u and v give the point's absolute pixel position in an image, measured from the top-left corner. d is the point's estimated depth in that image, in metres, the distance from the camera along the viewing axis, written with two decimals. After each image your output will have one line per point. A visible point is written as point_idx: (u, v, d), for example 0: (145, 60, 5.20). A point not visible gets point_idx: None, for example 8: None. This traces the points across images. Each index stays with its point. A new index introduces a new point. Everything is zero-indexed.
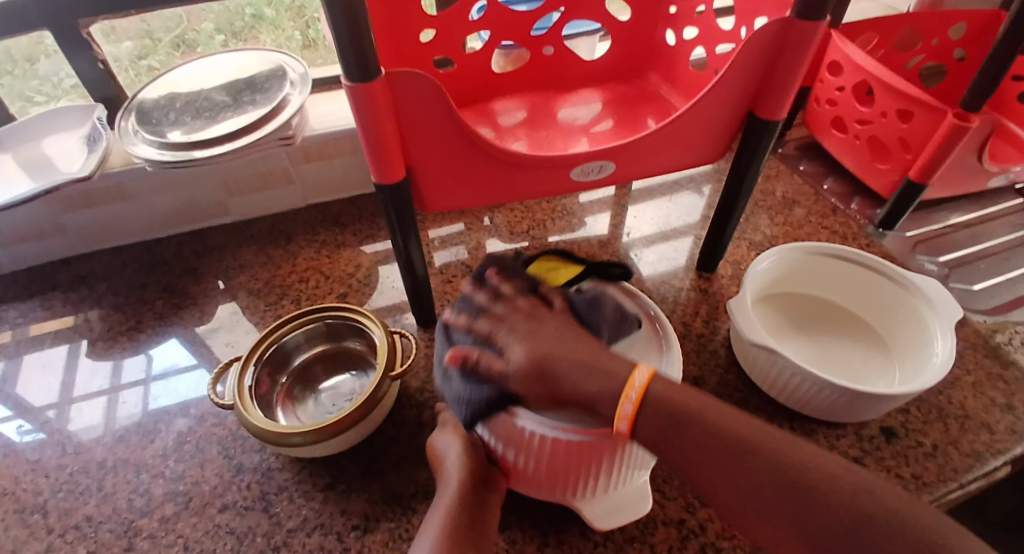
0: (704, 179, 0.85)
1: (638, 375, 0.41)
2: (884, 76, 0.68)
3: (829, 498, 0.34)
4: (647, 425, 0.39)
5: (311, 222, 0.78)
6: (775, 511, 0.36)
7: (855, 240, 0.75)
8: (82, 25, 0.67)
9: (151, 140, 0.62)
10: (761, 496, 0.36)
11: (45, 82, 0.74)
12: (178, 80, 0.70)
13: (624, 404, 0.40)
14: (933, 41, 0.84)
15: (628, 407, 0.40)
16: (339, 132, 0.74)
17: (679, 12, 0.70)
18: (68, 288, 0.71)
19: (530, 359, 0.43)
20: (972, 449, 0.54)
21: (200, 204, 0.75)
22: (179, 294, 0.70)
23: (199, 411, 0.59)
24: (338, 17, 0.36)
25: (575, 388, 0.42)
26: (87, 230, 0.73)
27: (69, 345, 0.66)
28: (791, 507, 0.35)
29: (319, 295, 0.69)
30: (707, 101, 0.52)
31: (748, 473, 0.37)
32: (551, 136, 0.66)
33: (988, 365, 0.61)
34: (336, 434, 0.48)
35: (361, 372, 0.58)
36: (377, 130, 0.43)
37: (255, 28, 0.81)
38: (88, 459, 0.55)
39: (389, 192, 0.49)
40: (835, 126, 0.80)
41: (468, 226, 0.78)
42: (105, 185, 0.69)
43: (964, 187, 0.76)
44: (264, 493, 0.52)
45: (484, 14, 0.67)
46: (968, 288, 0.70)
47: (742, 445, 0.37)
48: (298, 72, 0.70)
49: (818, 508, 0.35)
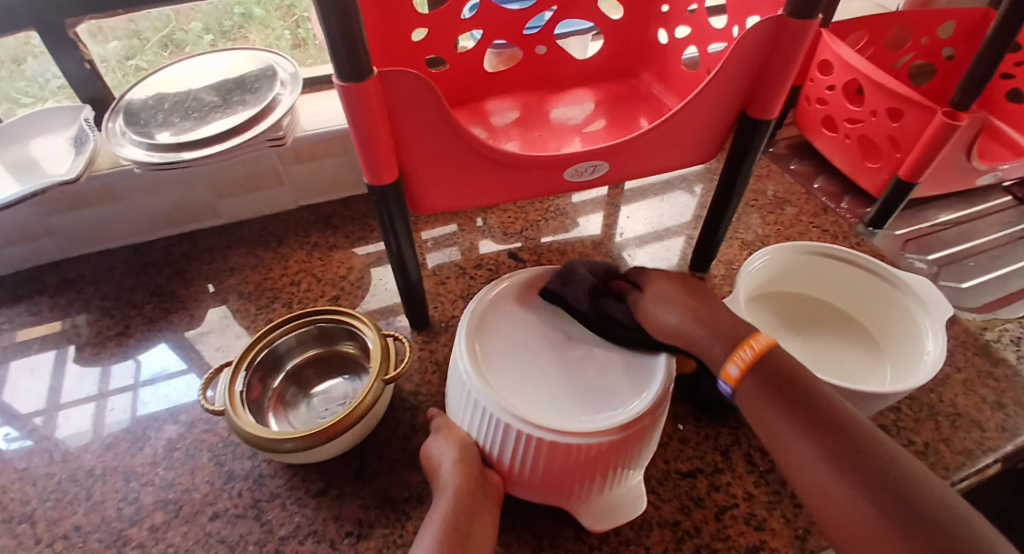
0: (696, 178, 0.85)
1: (763, 337, 0.44)
2: (875, 75, 0.68)
3: (891, 467, 0.35)
4: (752, 384, 0.43)
5: (302, 223, 0.77)
6: (829, 453, 0.37)
7: (846, 239, 0.75)
8: (69, 25, 0.65)
9: (140, 141, 0.61)
10: (821, 438, 0.38)
11: (31, 83, 0.72)
12: (166, 80, 0.69)
13: (745, 351, 0.44)
14: (923, 40, 0.84)
15: (748, 354, 0.44)
16: (330, 132, 0.73)
17: (672, 12, 0.69)
18: (55, 292, 0.70)
19: (648, 299, 0.52)
20: (964, 447, 0.55)
21: (190, 206, 0.74)
22: (168, 298, 0.69)
23: (189, 417, 0.58)
24: (330, 17, 0.36)
25: (666, 327, 0.49)
26: (75, 233, 0.72)
27: (56, 350, 0.65)
28: (846, 454, 0.37)
29: (310, 298, 0.68)
30: (700, 100, 0.52)
31: (818, 419, 0.39)
32: (544, 136, 0.66)
33: (979, 363, 0.62)
34: (329, 439, 0.47)
35: (355, 375, 0.57)
36: (370, 131, 0.43)
37: (244, 27, 0.80)
38: (77, 467, 0.54)
39: (382, 194, 0.48)
40: (826, 125, 0.80)
41: (461, 227, 0.78)
42: (93, 187, 0.68)
43: (953, 186, 0.76)
44: (255, 500, 0.51)
45: (477, 13, 0.67)
46: (958, 286, 0.70)
47: (830, 403, 0.40)
48: (288, 72, 0.69)
49: (875, 462, 0.36)
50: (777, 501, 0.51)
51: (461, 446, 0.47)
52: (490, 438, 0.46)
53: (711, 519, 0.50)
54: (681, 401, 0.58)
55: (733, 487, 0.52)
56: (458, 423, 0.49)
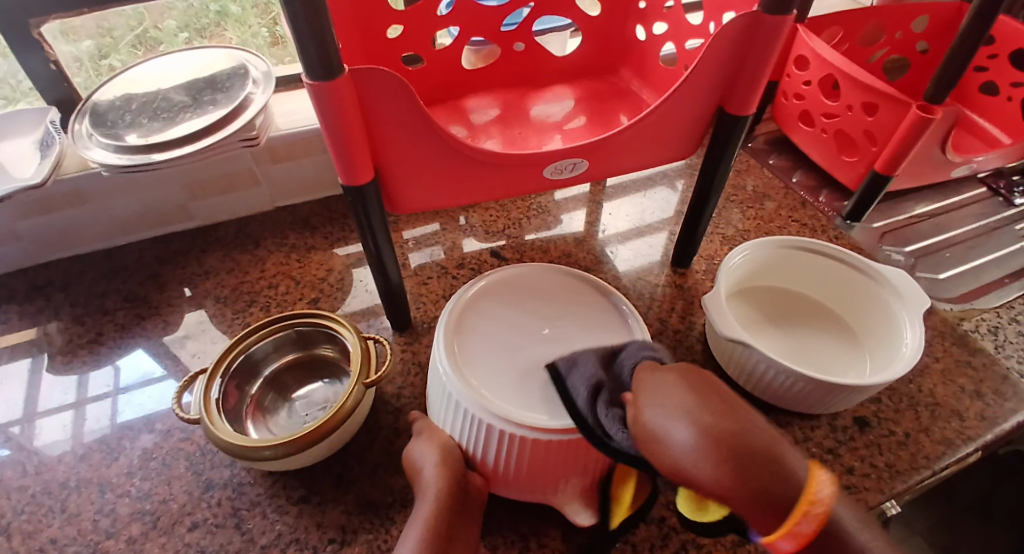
0: (677, 174, 0.86)
1: (819, 486, 0.31)
2: (850, 70, 0.69)
3: None
4: None
5: (280, 225, 0.76)
6: None
7: (825, 233, 0.76)
8: (32, 25, 0.63)
9: (106, 143, 0.60)
10: None
11: (2, 84, 0.70)
12: (135, 79, 0.68)
13: (800, 526, 0.30)
14: (897, 34, 0.85)
15: (807, 528, 0.30)
16: (307, 132, 0.72)
17: (649, 7, 0.69)
18: (24, 299, 0.68)
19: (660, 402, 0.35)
20: (943, 437, 0.55)
21: (163, 208, 0.72)
22: (143, 304, 0.67)
23: (166, 426, 0.57)
24: (298, 16, 0.35)
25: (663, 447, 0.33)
26: (43, 239, 0.70)
27: (26, 359, 0.63)
28: None
29: (290, 301, 0.67)
30: (677, 96, 0.52)
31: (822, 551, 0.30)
32: (524, 134, 0.65)
33: (956, 353, 0.63)
34: (308, 446, 0.46)
35: (335, 379, 0.57)
36: (343, 131, 0.42)
37: (220, 25, 0.79)
38: (49, 479, 0.53)
39: (358, 194, 0.47)
40: (803, 119, 0.80)
41: (442, 226, 0.77)
42: (60, 190, 0.66)
43: (929, 178, 0.77)
44: (235, 509, 0.50)
45: (453, 10, 0.66)
46: (935, 278, 0.71)
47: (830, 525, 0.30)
48: (261, 71, 0.68)
49: None
50: None
51: (443, 447, 0.46)
52: (472, 439, 0.46)
53: None
54: None
55: None
56: (440, 424, 0.48)
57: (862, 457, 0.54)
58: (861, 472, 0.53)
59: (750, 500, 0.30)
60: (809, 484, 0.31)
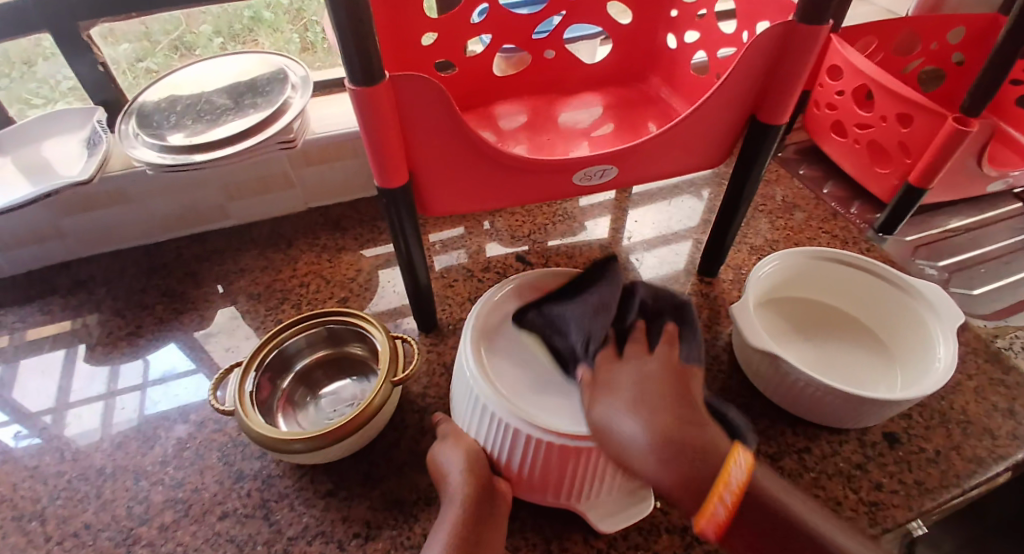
0: (704, 183, 0.86)
1: (736, 468, 0.40)
2: (885, 81, 0.68)
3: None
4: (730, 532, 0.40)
5: (311, 225, 0.78)
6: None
7: (855, 244, 0.75)
8: (82, 28, 0.66)
9: (151, 143, 0.62)
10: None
11: (42, 84, 0.73)
12: (178, 82, 0.70)
13: (719, 506, 0.39)
14: (933, 45, 0.84)
15: (721, 510, 0.39)
16: (340, 135, 0.73)
17: (680, 16, 0.69)
18: (67, 292, 0.71)
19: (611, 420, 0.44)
20: (975, 455, 0.54)
21: (201, 207, 0.75)
22: (179, 299, 0.70)
23: (198, 417, 0.58)
24: (344, 24, 0.36)
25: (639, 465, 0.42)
26: (86, 234, 0.72)
27: (67, 349, 0.65)
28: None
29: (319, 300, 0.69)
30: (709, 105, 0.52)
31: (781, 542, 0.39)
32: (553, 140, 0.66)
33: (990, 370, 0.61)
34: (338, 440, 0.47)
35: (363, 377, 0.58)
36: (381, 134, 0.43)
37: (253, 30, 0.80)
38: (88, 465, 0.55)
39: (393, 197, 0.48)
40: (835, 130, 0.80)
41: (469, 230, 0.78)
42: (104, 188, 0.69)
43: (964, 191, 0.76)
44: (264, 501, 0.51)
45: (486, 18, 0.67)
46: (968, 293, 0.70)
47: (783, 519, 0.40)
48: (299, 76, 0.70)
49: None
50: None
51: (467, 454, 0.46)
52: (498, 443, 0.46)
53: None
54: None
55: None
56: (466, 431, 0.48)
57: (891, 473, 0.53)
58: (889, 488, 0.52)
59: (683, 484, 0.40)
60: (725, 466, 0.40)
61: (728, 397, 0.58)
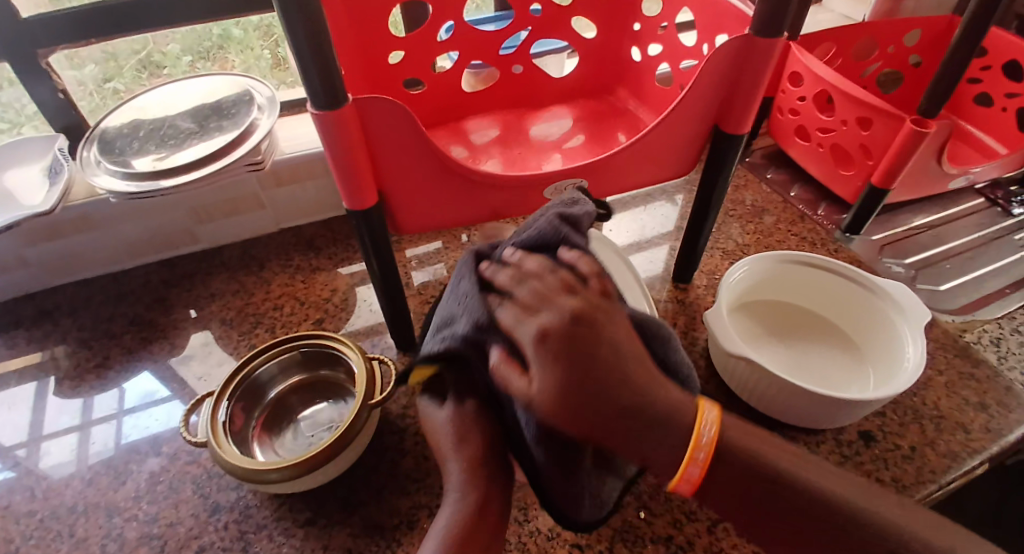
0: (676, 189, 0.87)
1: (706, 422, 0.33)
2: (845, 86, 0.70)
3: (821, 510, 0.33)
4: (714, 492, 0.34)
5: (284, 246, 0.77)
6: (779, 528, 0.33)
7: (823, 246, 0.77)
8: (42, 55, 0.65)
9: (116, 170, 0.61)
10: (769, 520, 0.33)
11: (7, 108, 0.71)
12: (143, 106, 0.69)
13: (691, 468, 0.33)
14: (889, 49, 0.87)
15: (694, 471, 0.33)
16: (310, 154, 0.73)
17: (644, 29, 0.70)
18: (32, 324, 0.69)
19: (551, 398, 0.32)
20: (949, 450, 0.55)
21: (171, 232, 0.74)
22: (149, 327, 0.68)
23: (172, 449, 0.57)
24: (305, 51, 0.36)
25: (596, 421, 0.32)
26: (52, 264, 0.71)
27: (34, 383, 0.63)
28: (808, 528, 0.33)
29: (294, 322, 0.68)
30: (674, 118, 0.53)
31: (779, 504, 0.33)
32: (524, 153, 0.67)
33: (958, 365, 0.63)
34: (316, 467, 0.47)
35: (340, 400, 0.57)
36: (347, 157, 0.43)
37: (222, 48, 0.79)
38: (58, 504, 0.53)
39: (363, 219, 0.48)
40: (799, 134, 0.81)
41: (445, 244, 0.78)
42: (69, 216, 0.67)
43: (926, 190, 0.78)
44: (242, 532, 0.50)
45: (453, 35, 0.67)
46: (935, 289, 0.72)
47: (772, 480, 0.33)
48: (266, 96, 0.69)
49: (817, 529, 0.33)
50: None
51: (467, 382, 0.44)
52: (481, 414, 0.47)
53: (704, 532, 0.50)
54: None
55: None
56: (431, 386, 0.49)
57: (868, 471, 0.54)
58: None
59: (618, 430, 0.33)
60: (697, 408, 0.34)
61: None
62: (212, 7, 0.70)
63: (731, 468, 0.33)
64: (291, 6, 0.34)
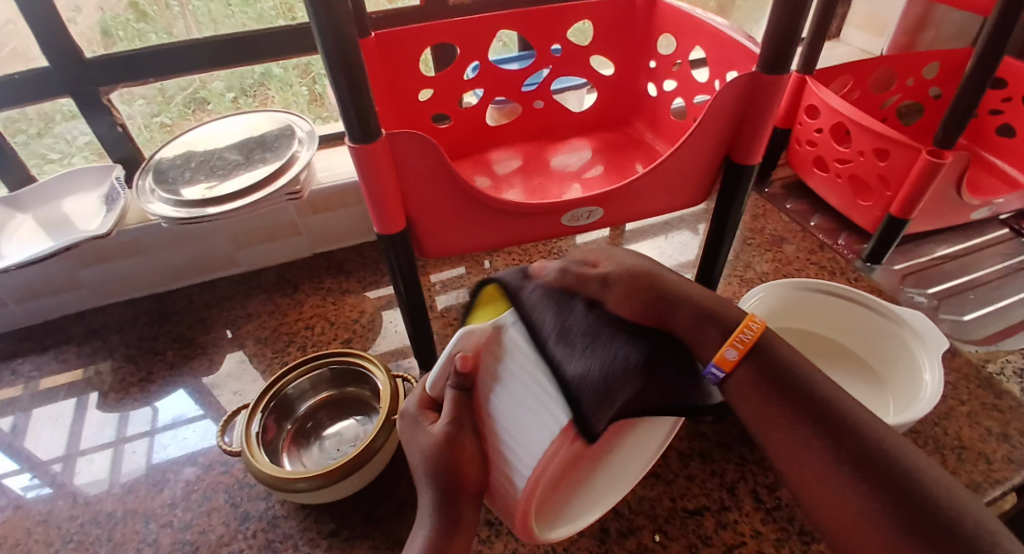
0: (695, 218, 0.89)
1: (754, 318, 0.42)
2: (860, 118, 0.71)
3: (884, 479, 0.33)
4: (745, 375, 0.40)
5: (317, 270, 0.81)
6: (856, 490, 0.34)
7: (844, 274, 0.77)
8: (102, 92, 0.72)
9: (167, 198, 0.66)
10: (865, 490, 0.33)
11: (59, 139, 0.77)
12: (193, 140, 0.75)
13: (744, 333, 0.41)
14: (908, 81, 0.88)
15: (746, 337, 0.41)
16: (344, 184, 0.78)
17: (660, 66, 0.74)
18: (83, 341, 0.74)
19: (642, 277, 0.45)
20: (970, 479, 0.55)
21: (212, 257, 0.78)
22: (190, 344, 0.72)
23: (207, 460, 0.60)
24: (343, 92, 0.40)
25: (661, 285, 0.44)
26: (104, 285, 0.76)
27: (79, 397, 0.68)
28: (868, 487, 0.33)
29: (324, 341, 0.71)
30: (686, 148, 0.55)
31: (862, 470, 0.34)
32: (545, 183, 0.70)
33: (981, 395, 0.62)
34: (339, 479, 0.49)
35: (365, 416, 0.59)
36: (379, 186, 0.46)
37: (264, 85, 0.83)
38: (98, 510, 0.56)
39: (390, 243, 0.51)
40: (817, 165, 0.83)
41: (468, 269, 0.81)
42: (121, 240, 0.72)
43: (948, 220, 0.78)
44: (270, 541, 0.52)
45: (478, 74, 0.71)
46: (959, 319, 0.71)
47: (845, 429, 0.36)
48: (305, 131, 0.74)
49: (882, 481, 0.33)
50: (785, 539, 0.51)
51: (463, 411, 0.39)
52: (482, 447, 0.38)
53: None
54: (688, 439, 0.59)
55: (741, 525, 0.52)
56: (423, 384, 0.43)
57: None
58: None
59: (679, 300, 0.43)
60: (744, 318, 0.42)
61: (725, 429, 0.59)
62: (258, 52, 0.76)
63: (765, 367, 0.40)
64: (331, 52, 0.38)
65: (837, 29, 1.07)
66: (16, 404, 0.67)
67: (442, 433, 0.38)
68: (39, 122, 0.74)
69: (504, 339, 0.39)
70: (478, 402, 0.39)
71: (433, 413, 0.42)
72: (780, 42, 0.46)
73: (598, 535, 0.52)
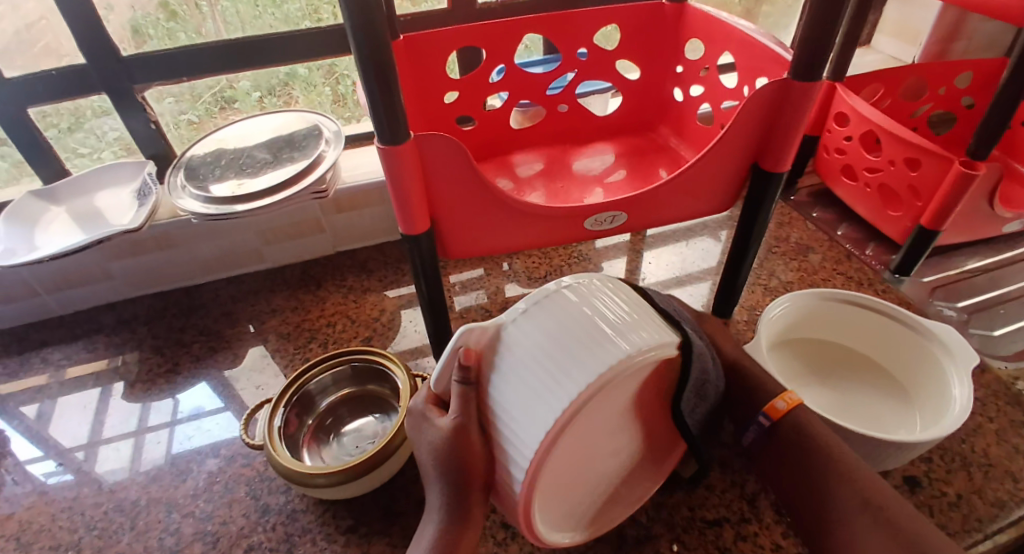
0: (718, 225, 0.88)
1: None
2: (892, 127, 0.70)
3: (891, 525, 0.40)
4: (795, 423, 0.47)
5: (339, 268, 0.82)
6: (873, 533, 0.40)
7: (871, 285, 0.76)
8: (137, 89, 0.74)
9: (197, 194, 0.67)
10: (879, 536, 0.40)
11: (89, 135, 0.79)
12: (224, 138, 0.76)
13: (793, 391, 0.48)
14: (940, 90, 0.86)
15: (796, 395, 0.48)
16: (369, 184, 0.78)
17: (686, 72, 0.73)
18: (112, 331, 0.75)
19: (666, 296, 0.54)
20: (997, 498, 0.53)
21: (238, 252, 0.80)
22: (215, 338, 0.73)
23: (229, 452, 0.61)
24: (375, 91, 0.41)
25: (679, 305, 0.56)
26: (133, 277, 0.78)
27: (103, 387, 0.69)
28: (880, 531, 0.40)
29: (345, 338, 0.72)
30: (714, 154, 0.55)
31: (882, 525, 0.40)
32: (567, 187, 0.70)
33: (1011, 413, 0.61)
34: (358, 475, 0.49)
35: (384, 414, 0.60)
36: (406, 186, 0.47)
37: (289, 85, 0.84)
38: (122, 498, 0.57)
39: (414, 243, 0.52)
40: (846, 174, 0.82)
41: (488, 271, 0.81)
42: (152, 234, 0.74)
43: (979, 233, 0.76)
44: (288, 535, 0.53)
45: (504, 77, 0.72)
46: (988, 334, 0.70)
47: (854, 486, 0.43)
48: (332, 131, 0.75)
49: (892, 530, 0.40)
50: None
51: (470, 404, 0.38)
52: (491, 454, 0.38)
53: None
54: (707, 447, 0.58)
55: (760, 537, 0.51)
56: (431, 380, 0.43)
57: None
58: None
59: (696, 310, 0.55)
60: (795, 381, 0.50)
61: None
62: (287, 53, 0.77)
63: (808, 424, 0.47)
64: (365, 52, 0.38)
65: (867, 36, 1.06)
66: (45, 392, 0.69)
67: (452, 428, 0.38)
68: (71, 118, 0.76)
69: (504, 337, 0.38)
70: (483, 397, 0.38)
71: (440, 409, 0.42)
72: (812, 49, 0.46)
73: (615, 541, 0.51)
